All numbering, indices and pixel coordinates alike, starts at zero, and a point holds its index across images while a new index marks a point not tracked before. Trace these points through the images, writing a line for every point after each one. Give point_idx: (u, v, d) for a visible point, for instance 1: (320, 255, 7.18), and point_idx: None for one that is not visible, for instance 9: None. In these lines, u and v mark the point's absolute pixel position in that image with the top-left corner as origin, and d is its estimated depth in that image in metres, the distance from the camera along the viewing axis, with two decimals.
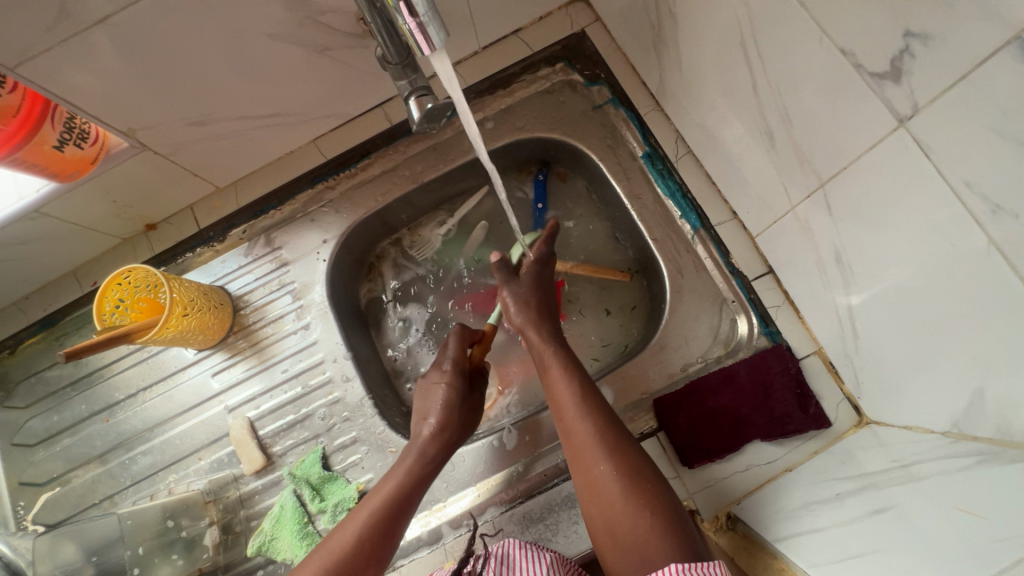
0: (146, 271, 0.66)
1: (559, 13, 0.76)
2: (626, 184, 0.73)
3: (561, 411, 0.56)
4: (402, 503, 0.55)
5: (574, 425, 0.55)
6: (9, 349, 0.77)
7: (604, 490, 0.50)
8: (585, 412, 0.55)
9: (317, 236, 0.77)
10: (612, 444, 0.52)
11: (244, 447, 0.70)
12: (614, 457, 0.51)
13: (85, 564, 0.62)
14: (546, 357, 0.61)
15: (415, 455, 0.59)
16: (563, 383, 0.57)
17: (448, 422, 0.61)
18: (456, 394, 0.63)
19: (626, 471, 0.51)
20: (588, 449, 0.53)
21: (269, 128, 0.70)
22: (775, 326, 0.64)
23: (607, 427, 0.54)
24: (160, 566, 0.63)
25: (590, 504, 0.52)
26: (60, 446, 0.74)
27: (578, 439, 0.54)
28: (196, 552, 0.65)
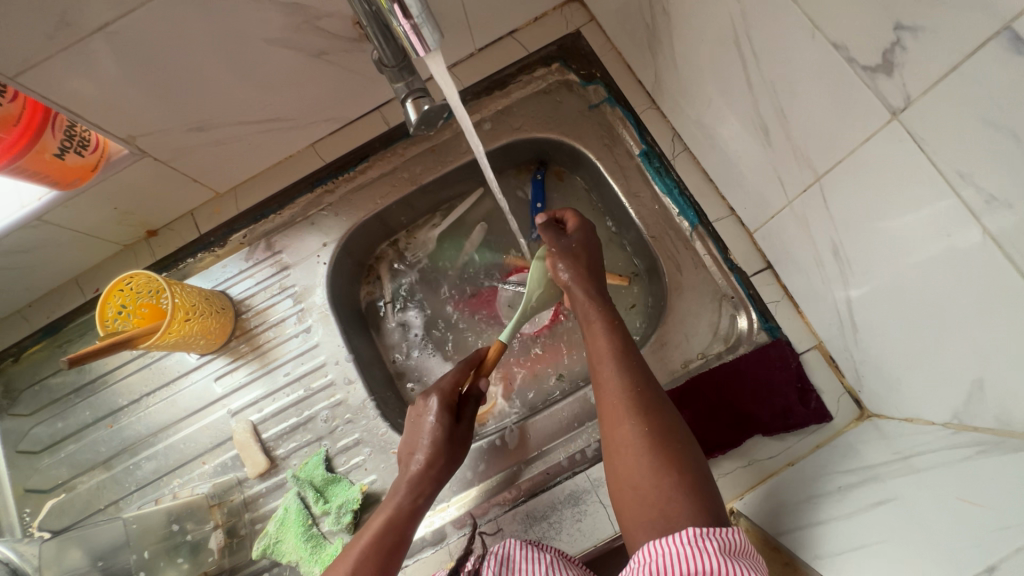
0: (148, 277, 0.67)
1: (554, 13, 0.77)
2: (624, 183, 0.73)
3: (597, 368, 0.55)
4: (394, 537, 0.54)
5: (608, 381, 0.53)
6: (13, 356, 0.78)
7: (631, 449, 0.50)
8: (621, 371, 0.53)
9: (317, 239, 0.77)
10: (646, 404, 0.51)
11: (248, 451, 0.71)
12: (646, 417, 0.50)
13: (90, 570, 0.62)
14: (589, 312, 0.58)
15: (405, 489, 0.57)
16: (604, 340, 0.56)
17: (438, 458, 0.59)
18: (446, 428, 0.59)
19: (657, 432, 0.50)
20: (620, 407, 0.52)
21: (268, 133, 0.71)
22: (775, 321, 0.65)
23: (642, 387, 0.52)
24: (166, 569, 0.64)
25: (613, 460, 0.51)
26: (64, 453, 0.75)
27: (610, 396, 0.53)
28: (200, 555, 0.67)
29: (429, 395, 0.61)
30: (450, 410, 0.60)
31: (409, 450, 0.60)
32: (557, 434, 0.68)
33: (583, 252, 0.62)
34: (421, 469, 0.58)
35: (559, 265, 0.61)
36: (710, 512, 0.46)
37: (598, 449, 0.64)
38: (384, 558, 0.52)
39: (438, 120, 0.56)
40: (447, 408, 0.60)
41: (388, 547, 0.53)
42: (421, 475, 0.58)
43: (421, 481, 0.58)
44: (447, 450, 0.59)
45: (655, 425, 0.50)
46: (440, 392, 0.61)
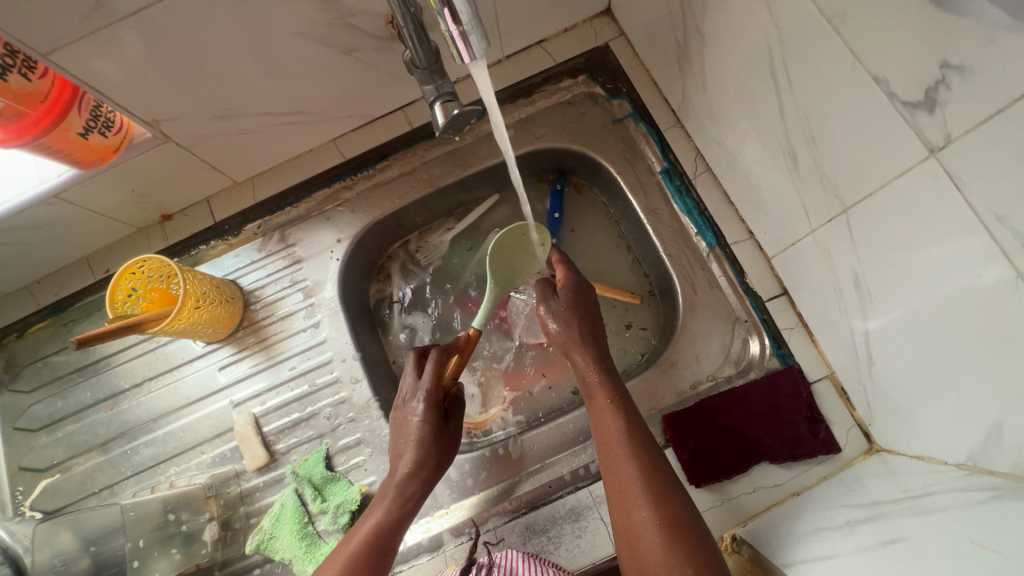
0: (161, 261, 0.66)
1: (584, 26, 0.77)
2: (642, 199, 0.73)
3: (606, 448, 0.53)
4: (388, 537, 0.54)
5: (618, 463, 0.51)
6: (17, 332, 0.77)
7: (646, 540, 0.47)
8: (632, 451, 0.51)
9: (332, 235, 0.77)
10: (659, 491, 0.49)
11: (248, 443, 0.70)
12: (660, 504, 0.48)
13: (81, 555, 0.63)
14: (591, 385, 0.57)
15: (395, 493, 0.57)
16: (610, 415, 0.54)
17: (425, 464, 0.58)
18: (433, 429, 0.59)
19: (671, 522, 0.47)
20: (631, 492, 0.50)
21: (292, 125, 0.70)
22: (788, 347, 0.64)
23: (655, 471, 0.50)
24: (158, 559, 0.63)
25: (628, 555, 0.48)
26: (62, 433, 0.74)
27: (621, 479, 0.51)
28: (195, 546, 0.64)
29: (415, 400, 0.60)
30: (438, 411, 0.60)
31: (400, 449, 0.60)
32: (561, 448, 0.67)
33: (587, 319, 0.62)
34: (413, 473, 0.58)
35: (552, 330, 0.61)
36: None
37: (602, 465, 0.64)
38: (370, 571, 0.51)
39: (464, 126, 0.56)
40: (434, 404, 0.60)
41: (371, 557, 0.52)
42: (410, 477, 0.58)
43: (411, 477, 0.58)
44: (436, 451, 0.59)
45: (669, 515, 0.47)
46: (426, 396, 0.59)
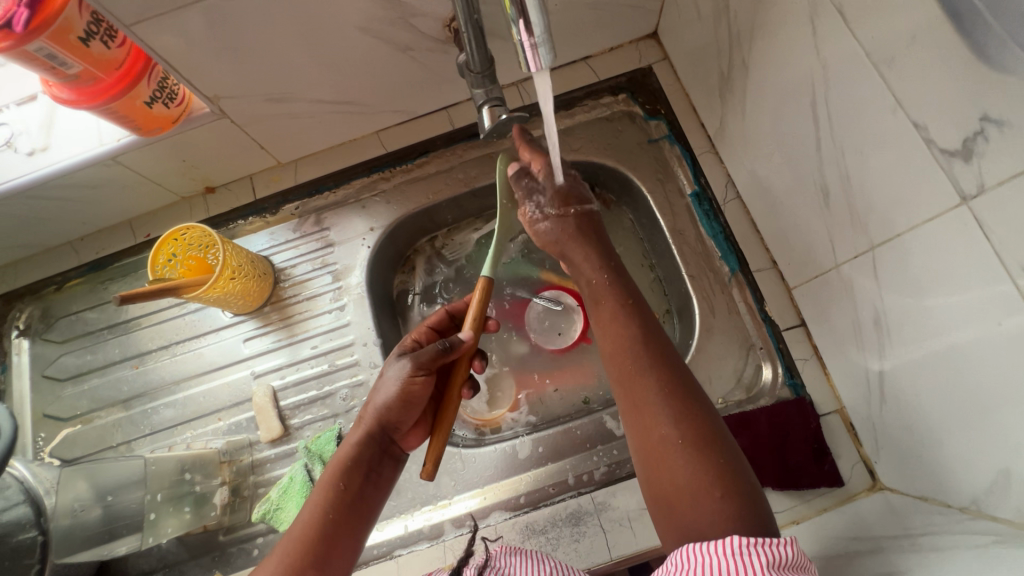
0: (203, 230, 0.69)
1: (629, 46, 0.80)
2: (670, 219, 0.75)
3: (621, 359, 0.55)
4: (348, 501, 0.51)
5: (636, 377, 0.53)
6: (56, 284, 0.80)
7: (669, 455, 0.49)
8: (649, 366, 0.53)
9: (365, 223, 0.79)
10: (681, 408, 0.51)
11: (265, 415, 0.72)
12: (683, 422, 0.50)
13: (93, 504, 0.63)
14: (596, 289, 0.61)
15: (350, 448, 0.54)
16: (622, 327, 0.57)
17: (378, 418, 0.55)
18: (395, 376, 0.55)
19: (693, 439, 0.49)
20: (651, 408, 0.51)
21: (340, 114, 0.73)
22: (800, 378, 0.65)
23: (674, 386, 0.52)
24: (171, 519, 0.65)
25: (650, 467, 0.50)
26: (87, 385, 0.77)
27: (640, 394, 0.52)
28: (204, 509, 0.67)
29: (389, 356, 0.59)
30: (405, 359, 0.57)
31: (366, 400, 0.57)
32: (567, 453, 0.68)
33: (591, 227, 0.67)
34: (372, 420, 0.55)
35: (537, 229, 0.68)
36: (759, 529, 0.44)
37: (606, 473, 0.65)
38: (325, 540, 0.48)
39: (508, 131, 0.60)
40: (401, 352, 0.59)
41: (333, 519, 0.49)
42: (361, 431, 0.55)
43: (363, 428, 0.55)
44: (397, 399, 0.55)
45: (692, 431, 0.49)
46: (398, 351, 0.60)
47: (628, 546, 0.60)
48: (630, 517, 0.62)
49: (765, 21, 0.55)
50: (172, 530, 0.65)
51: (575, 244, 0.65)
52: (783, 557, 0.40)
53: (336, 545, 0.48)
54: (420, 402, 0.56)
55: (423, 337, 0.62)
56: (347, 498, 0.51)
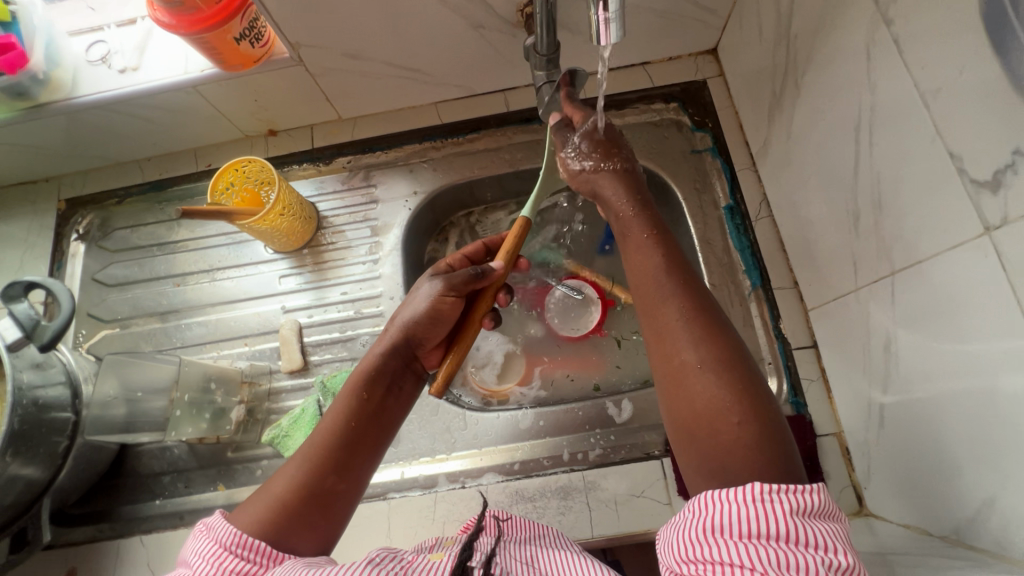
0: (263, 166, 0.73)
1: (687, 59, 0.83)
2: (701, 227, 0.77)
3: (647, 284, 0.52)
4: (369, 415, 0.54)
5: (660, 301, 0.51)
6: (117, 198, 0.86)
7: (688, 381, 0.46)
8: (673, 292, 0.50)
9: (409, 186, 0.83)
10: (702, 334, 0.48)
11: (288, 346, 0.76)
12: (704, 347, 0.47)
13: (118, 402, 0.67)
14: (627, 220, 0.58)
15: (378, 357, 0.57)
16: (649, 252, 0.54)
17: (405, 329, 0.59)
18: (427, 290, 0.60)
19: (716, 366, 0.46)
20: (673, 333, 0.49)
21: (406, 79, 0.78)
22: (803, 398, 0.67)
23: (698, 313, 0.49)
24: (189, 424, 0.69)
25: (670, 394, 0.48)
26: (131, 294, 0.82)
27: (663, 319, 0.50)
28: (221, 422, 0.72)
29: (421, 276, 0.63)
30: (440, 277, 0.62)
31: (391, 316, 0.61)
32: (565, 431, 0.70)
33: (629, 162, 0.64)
34: (396, 334, 0.59)
35: (574, 170, 0.65)
36: (780, 460, 0.42)
37: (600, 456, 0.67)
38: (346, 446, 0.51)
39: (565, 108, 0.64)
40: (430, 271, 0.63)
41: (356, 426, 0.52)
42: (386, 343, 0.58)
43: (387, 341, 0.59)
44: (427, 312, 0.59)
45: (713, 356, 0.46)
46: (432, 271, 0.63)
47: (610, 526, 0.63)
48: (616, 500, 0.64)
49: (823, 45, 0.57)
50: (189, 433, 0.69)
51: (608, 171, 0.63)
52: (807, 505, 0.40)
53: (356, 452, 0.52)
54: (447, 320, 0.60)
55: (456, 262, 0.66)
56: (367, 408, 0.54)
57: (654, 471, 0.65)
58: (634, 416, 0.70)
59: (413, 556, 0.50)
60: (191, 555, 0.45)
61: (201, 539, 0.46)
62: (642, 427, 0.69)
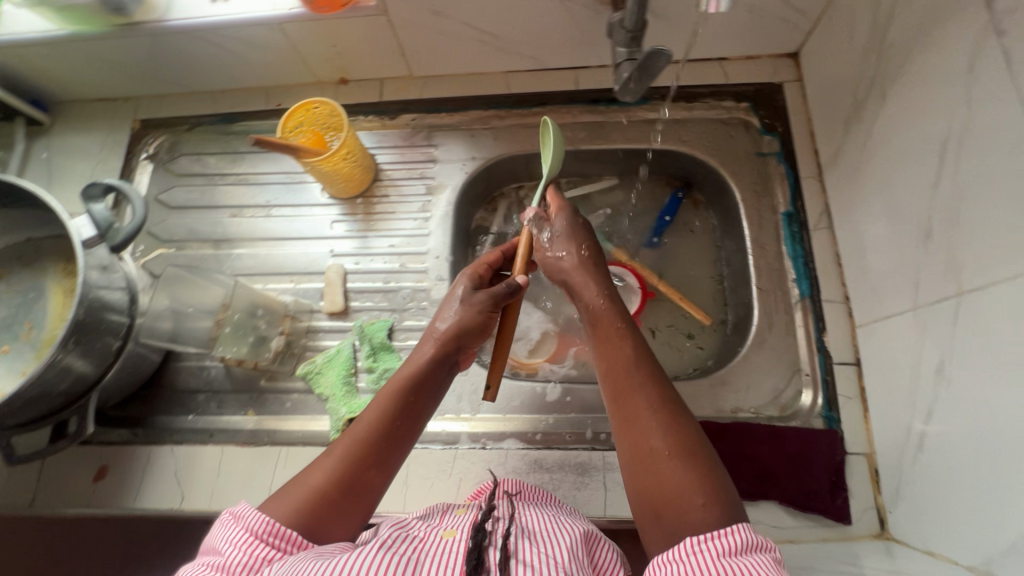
0: (333, 110, 0.75)
1: (766, 60, 0.81)
2: (755, 230, 0.76)
3: (616, 371, 0.54)
4: (409, 412, 0.55)
5: (630, 386, 0.52)
6: (189, 125, 0.89)
7: (656, 466, 0.47)
8: (642, 379, 0.52)
9: (468, 150, 0.84)
10: (671, 420, 0.49)
11: (332, 289, 0.78)
12: (671, 434, 0.48)
13: (167, 316, 0.71)
14: (597, 313, 0.60)
15: (424, 358, 0.58)
16: (619, 341, 0.56)
17: (453, 335, 0.60)
18: (466, 295, 0.62)
19: (682, 451, 0.47)
20: (642, 417, 0.50)
21: (482, 44, 0.78)
22: (838, 413, 0.66)
23: (665, 400, 0.51)
24: (233, 345, 0.72)
25: (638, 479, 0.48)
26: (188, 218, 0.85)
27: (631, 405, 0.51)
28: (261, 349, 0.73)
29: (457, 282, 0.64)
30: (476, 285, 0.64)
31: (434, 318, 0.62)
32: (591, 410, 0.70)
33: (598, 254, 0.66)
34: (438, 344, 0.59)
35: (553, 255, 0.66)
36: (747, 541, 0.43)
37: None
38: (387, 442, 0.53)
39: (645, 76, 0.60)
40: (470, 279, 0.64)
41: (400, 424, 0.54)
42: (433, 348, 0.59)
43: (433, 346, 0.59)
44: (471, 318, 0.60)
45: (681, 442, 0.48)
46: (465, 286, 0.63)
47: (623, 508, 0.63)
48: None
49: (919, 55, 0.56)
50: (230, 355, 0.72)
51: (577, 249, 0.65)
52: (733, 544, 0.41)
53: (396, 444, 0.53)
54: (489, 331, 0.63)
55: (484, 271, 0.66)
56: (410, 410, 0.55)
57: None
58: None
59: (425, 535, 0.49)
60: (221, 542, 0.46)
61: (230, 527, 0.47)
62: None
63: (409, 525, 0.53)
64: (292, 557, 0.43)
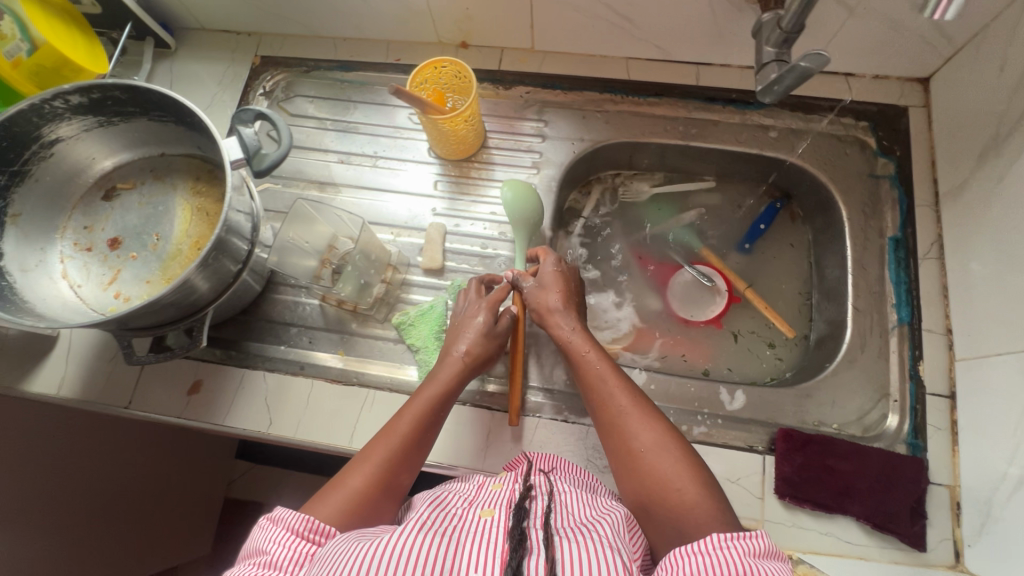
0: (462, 72, 0.76)
1: (893, 82, 0.80)
2: (859, 250, 0.75)
3: (597, 387, 0.64)
4: (435, 409, 0.63)
5: (611, 401, 0.62)
6: (307, 68, 0.91)
7: (643, 465, 0.56)
8: (619, 391, 0.62)
9: (578, 130, 0.84)
10: (646, 421, 0.59)
11: (432, 246, 0.79)
12: (650, 434, 0.58)
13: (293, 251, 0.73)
14: (576, 344, 0.68)
15: (447, 372, 0.66)
16: (594, 361, 0.66)
17: (466, 355, 0.68)
18: (486, 326, 0.69)
19: (660, 449, 0.57)
20: (625, 425, 0.60)
21: (614, 26, 0.78)
22: (924, 442, 0.66)
23: (640, 408, 0.61)
24: (347, 282, 0.74)
25: (632, 483, 0.57)
26: (296, 158, 0.87)
27: (614, 419, 0.61)
28: (365, 293, 0.76)
29: (475, 313, 0.70)
30: (493, 314, 0.70)
31: (452, 342, 0.69)
32: (674, 401, 0.71)
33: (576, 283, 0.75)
34: (460, 358, 0.67)
35: (543, 298, 0.72)
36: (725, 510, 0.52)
37: (703, 435, 0.68)
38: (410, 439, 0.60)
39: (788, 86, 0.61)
40: (490, 310, 0.70)
41: (430, 418, 0.63)
42: (450, 365, 0.67)
43: (448, 363, 0.67)
44: (484, 345, 0.69)
45: (659, 439, 0.58)
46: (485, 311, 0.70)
47: None
48: None
49: None
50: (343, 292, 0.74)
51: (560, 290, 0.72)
52: (753, 544, 0.45)
53: (428, 432, 0.62)
54: (491, 355, 0.70)
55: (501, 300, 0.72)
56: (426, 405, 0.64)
57: (755, 463, 0.66)
58: (745, 408, 0.70)
59: (463, 512, 0.52)
60: (267, 543, 0.50)
61: (273, 530, 0.51)
62: (750, 420, 0.70)
63: (447, 501, 0.55)
64: (336, 540, 0.48)
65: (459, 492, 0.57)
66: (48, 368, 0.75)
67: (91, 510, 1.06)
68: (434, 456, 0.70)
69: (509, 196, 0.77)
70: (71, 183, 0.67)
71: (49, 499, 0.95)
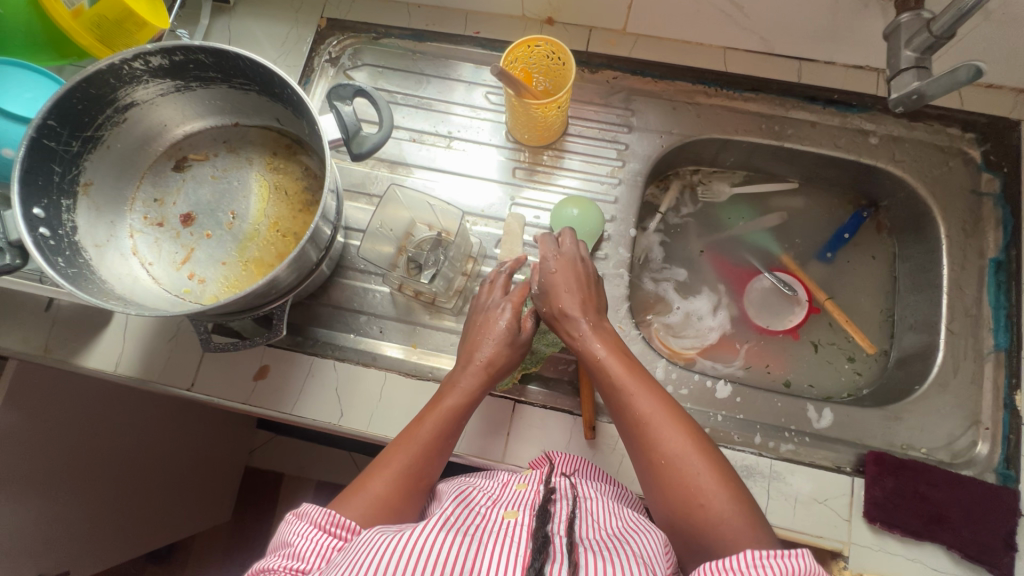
0: (555, 52, 0.71)
1: (1007, 92, 0.76)
2: (957, 271, 0.73)
3: (613, 386, 0.57)
4: (454, 420, 0.59)
5: (631, 401, 0.55)
6: (376, 35, 0.85)
7: (667, 473, 0.51)
8: (640, 391, 0.55)
9: (666, 122, 0.80)
10: (669, 424, 0.53)
11: (511, 239, 0.75)
12: (676, 438, 0.52)
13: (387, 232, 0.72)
14: (590, 341, 0.61)
15: (465, 382, 0.61)
16: (609, 356, 0.59)
17: (486, 362, 0.62)
18: (510, 336, 0.64)
19: (685, 455, 0.51)
20: (646, 429, 0.53)
21: (720, 14, 0.73)
22: (1016, 473, 0.64)
23: (662, 408, 0.54)
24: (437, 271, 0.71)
25: (656, 491, 0.52)
26: None
27: (633, 421, 0.54)
28: (449, 282, 0.73)
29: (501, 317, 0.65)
30: (517, 323, 0.65)
31: (472, 347, 0.64)
32: (762, 415, 0.69)
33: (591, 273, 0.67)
34: (480, 364, 0.62)
35: (556, 294, 0.64)
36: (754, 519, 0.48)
37: (790, 452, 0.67)
38: (428, 449, 0.56)
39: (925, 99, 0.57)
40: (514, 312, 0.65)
41: (448, 428, 0.58)
42: (467, 373, 0.62)
43: (467, 371, 0.62)
44: (507, 354, 0.64)
45: (684, 445, 0.51)
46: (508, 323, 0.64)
47: (787, 519, 0.63)
48: (797, 498, 0.64)
49: None
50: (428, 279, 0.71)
51: (574, 283, 0.65)
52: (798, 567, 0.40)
53: (445, 445, 0.58)
54: (513, 362, 0.65)
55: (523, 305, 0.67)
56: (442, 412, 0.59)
57: (844, 485, 0.64)
58: (832, 426, 0.69)
59: (485, 511, 0.47)
60: (291, 536, 0.48)
61: (297, 523, 0.49)
62: (836, 438, 0.68)
63: (471, 498, 0.50)
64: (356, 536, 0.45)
65: (482, 490, 0.53)
66: (103, 343, 0.71)
67: (125, 480, 1.04)
68: (512, 459, 0.67)
69: (576, 214, 0.75)
70: (142, 151, 0.63)
71: (83, 468, 0.93)
